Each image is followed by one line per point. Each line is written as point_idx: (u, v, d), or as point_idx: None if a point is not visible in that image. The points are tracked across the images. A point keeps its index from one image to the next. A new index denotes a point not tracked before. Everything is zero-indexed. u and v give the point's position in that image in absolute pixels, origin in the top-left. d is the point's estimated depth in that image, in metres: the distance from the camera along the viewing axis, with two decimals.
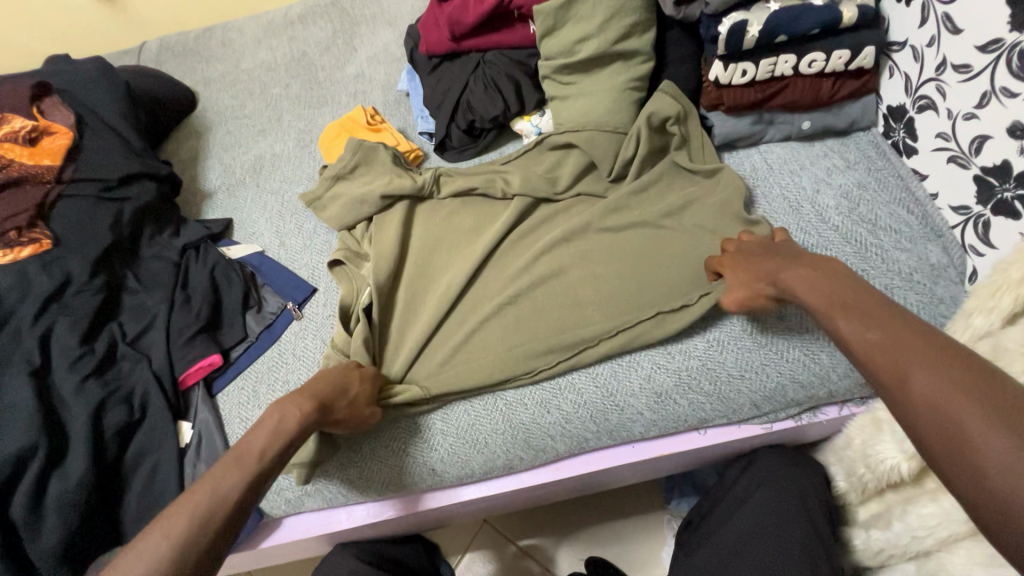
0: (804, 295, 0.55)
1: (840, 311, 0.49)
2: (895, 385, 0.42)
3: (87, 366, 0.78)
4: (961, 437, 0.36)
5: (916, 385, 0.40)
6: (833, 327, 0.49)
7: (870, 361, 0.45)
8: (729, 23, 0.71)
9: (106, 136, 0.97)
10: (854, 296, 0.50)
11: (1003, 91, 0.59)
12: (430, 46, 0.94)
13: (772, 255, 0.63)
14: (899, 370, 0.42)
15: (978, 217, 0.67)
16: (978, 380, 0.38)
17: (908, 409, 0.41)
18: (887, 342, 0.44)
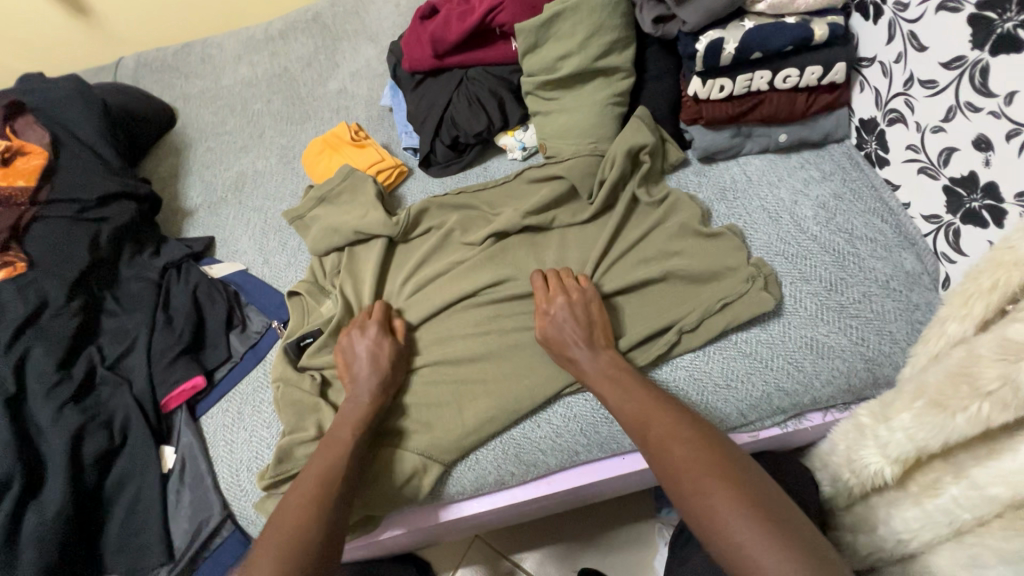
0: (651, 419, 0.59)
1: (677, 447, 0.55)
2: (710, 529, 0.49)
3: (65, 392, 0.76)
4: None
5: (732, 527, 0.48)
6: (673, 461, 0.54)
7: (698, 508, 0.51)
8: (706, 41, 0.73)
9: (83, 155, 0.95)
10: (672, 420, 0.58)
11: (968, 106, 0.62)
12: (413, 62, 0.95)
13: (610, 369, 0.67)
14: (718, 517, 0.49)
15: (948, 226, 0.69)
16: (774, 519, 0.48)
17: (726, 554, 0.48)
18: (710, 493, 0.50)
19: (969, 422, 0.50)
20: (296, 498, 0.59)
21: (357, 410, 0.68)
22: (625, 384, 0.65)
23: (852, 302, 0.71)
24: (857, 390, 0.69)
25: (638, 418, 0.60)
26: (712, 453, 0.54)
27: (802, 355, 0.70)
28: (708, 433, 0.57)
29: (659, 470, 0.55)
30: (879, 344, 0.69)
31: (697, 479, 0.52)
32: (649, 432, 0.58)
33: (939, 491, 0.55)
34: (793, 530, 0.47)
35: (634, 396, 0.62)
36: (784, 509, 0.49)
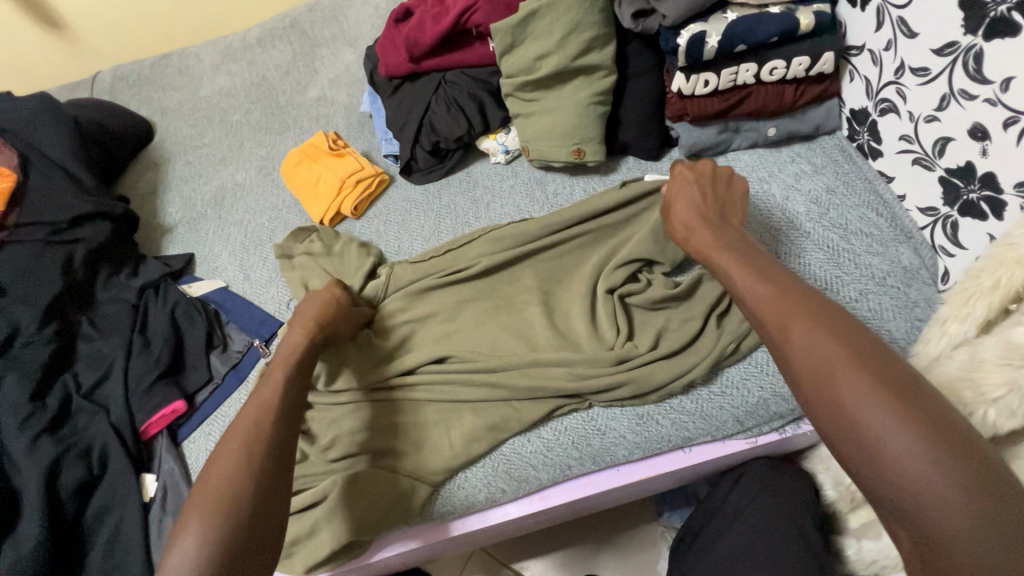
0: (794, 316, 0.48)
1: (824, 347, 0.45)
2: (864, 444, 0.40)
3: (40, 422, 0.74)
4: (940, 515, 0.37)
5: (894, 450, 0.39)
6: (807, 353, 0.46)
7: (837, 414, 0.42)
8: (688, 35, 0.71)
9: (53, 175, 0.93)
10: (824, 316, 0.47)
11: (962, 93, 0.59)
12: (389, 67, 0.92)
13: (738, 251, 0.59)
14: (874, 431, 0.40)
15: (945, 218, 0.66)
16: (953, 455, 0.38)
17: (876, 475, 0.40)
18: (865, 405, 0.41)
19: (973, 429, 0.48)
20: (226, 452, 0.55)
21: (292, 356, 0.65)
22: (758, 269, 0.55)
23: (849, 301, 0.69)
24: None
25: (777, 307, 0.50)
26: (866, 362, 0.43)
27: None
28: (870, 341, 0.45)
29: (795, 370, 0.47)
30: None
31: (846, 388, 0.42)
32: (785, 328, 0.48)
33: None
34: (967, 471, 0.37)
35: (767, 278, 0.54)
36: (976, 449, 0.39)
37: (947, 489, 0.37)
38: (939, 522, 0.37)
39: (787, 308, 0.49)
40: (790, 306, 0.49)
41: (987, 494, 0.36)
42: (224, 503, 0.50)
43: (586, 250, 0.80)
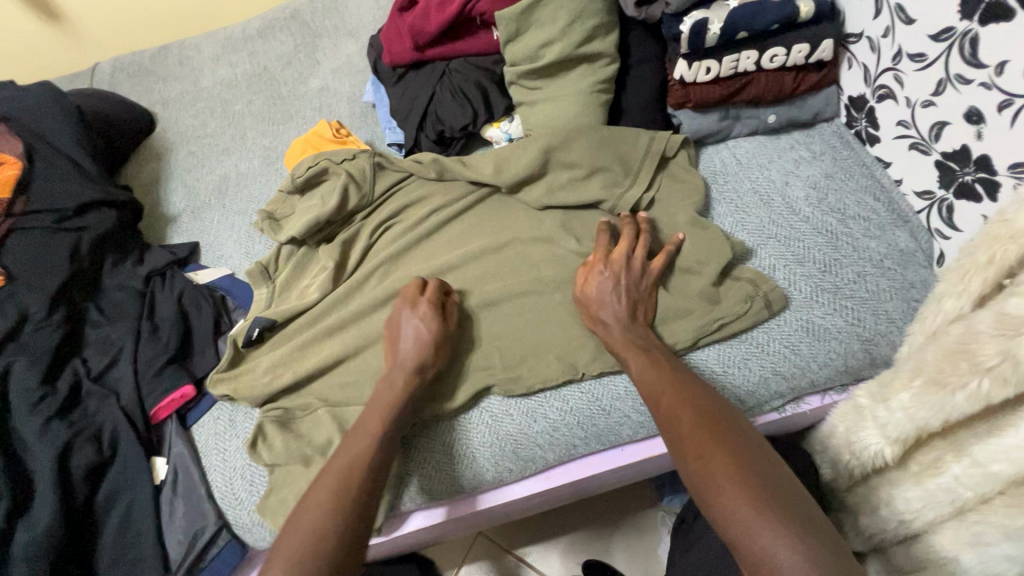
0: (670, 392, 0.59)
1: (688, 420, 0.56)
2: (710, 498, 0.49)
3: (51, 406, 0.74)
4: (763, 546, 0.45)
5: (728, 498, 0.48)
6: (680, 428, 0.55)
7: (702, 472, 0.51)
8: (691, 22, 0.72)
9: (58, 163, 0.93)
10: (689, 392, 0.59)
11: (958, 78, 0.61)
12: (393, 56, 0.93)
13: (636, 335, 0.67)
14: (716, 486, 0.49)
15: (941, 202, 0.68)
16: (770, 498, 0.47)
17: (720, 522, 0.48)
18: (712, 468, 0.51)
19: (969, 399, 0.49)
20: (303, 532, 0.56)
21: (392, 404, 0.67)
22: (647, 352, 0.65)
23: (847, 282, 0.70)
24: (855, 371, 0.68)
25: (656, 385, 0.61)
26: (715, 431, 0.54)
27: (799, 338, 0.69)
28: (722, 414, 0.56)
29: (669, 439, 0.56)
30: (876, 324, 0.68)
31: (700, 452, 0.52)
32: (660, 401, 0.59)
33: (940, 471, 0.55)
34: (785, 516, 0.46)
35: (655, 362, 0.63)
36: (789, 493, 0.49)
37: (764, 527, 0.46)
38: (760, 551, 0.45)
39: (669, 391, 0.59)
40: (674, 391, 0.59)
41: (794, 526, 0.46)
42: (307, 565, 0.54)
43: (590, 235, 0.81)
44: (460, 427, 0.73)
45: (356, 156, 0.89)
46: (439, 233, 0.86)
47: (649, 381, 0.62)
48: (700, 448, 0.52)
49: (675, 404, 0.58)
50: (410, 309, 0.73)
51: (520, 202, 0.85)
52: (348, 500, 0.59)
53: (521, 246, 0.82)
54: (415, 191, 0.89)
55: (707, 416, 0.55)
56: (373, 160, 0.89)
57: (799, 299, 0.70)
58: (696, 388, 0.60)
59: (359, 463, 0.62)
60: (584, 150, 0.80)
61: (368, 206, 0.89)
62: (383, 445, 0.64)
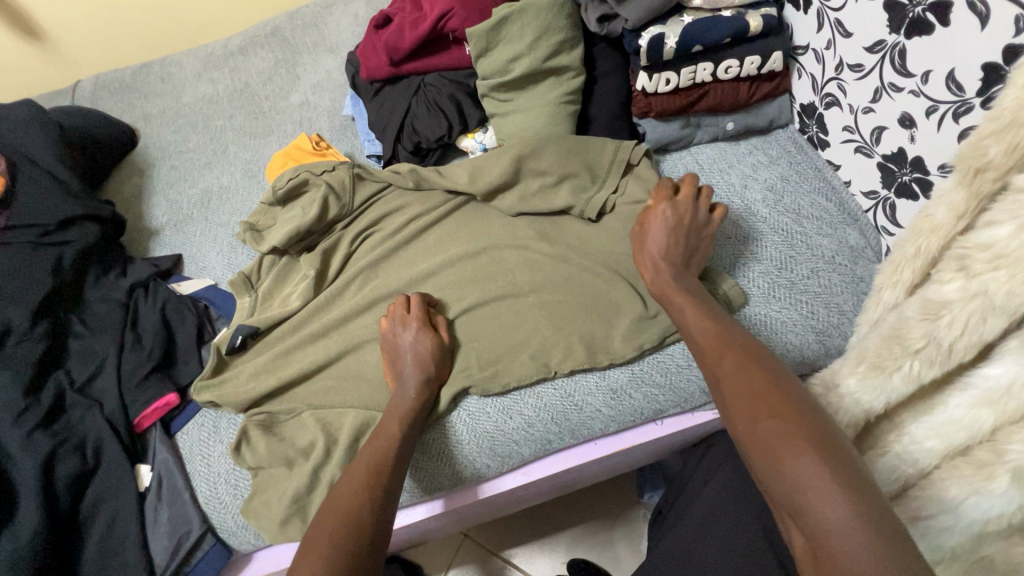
0: (727, 351, 0.57)
1: (748, 377, 0.53)
2: (769, 457, 0.47)
3: (35, 416, 0.76)
4: (822, 513, 0.42)
5: (793, 462, 0.45)
6: (741, 386, 0.53)
7: (757, 434, 0.49)
8: (648, 37, 0.76)
9: (40, 178, 0.95)
10: (754, 356, 0.56)
11: (891, 86, 0.66)
12: (370, 71, 0.97)
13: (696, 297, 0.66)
14: (777, 445, 0.47)
15: (885, 201, 0.73)
16: (841, 465, 0.44)
17: (783, 488, 0.46)
18: (772, 431, 0.48)
19: (904, 381, 0.53)
20: (342, 512, 0.59)
21: (403, 412, 0.70)
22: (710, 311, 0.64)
23: (802, 278, 0.75)
24: (812, 361, 0.73)
25: (715, 348, 0.58)
26: (780, 396, 0.50)
27: (757, 331, 0.73)
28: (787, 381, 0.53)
29: (725, 396, 0.54)
30: (829, 316, 0.72)
31: (768, 412, 0.49)
32: (719, 358, 0.57)
33: (885, 451, 0.59)
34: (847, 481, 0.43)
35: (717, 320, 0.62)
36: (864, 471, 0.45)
37: (837, 497, 0.42)
38: (819, 517, 0.42)
39: (733, 348, 0.57)
40: (736, 349, 0.57)
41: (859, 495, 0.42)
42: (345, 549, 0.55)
43: (561, 240, 0.85)
44: (439, 426, 0.75)
45: (337, 168, 0.91)
46: (417, 240, 0.89)
47: (706, 339, 0.60)
48: (757, 406, 0.50)
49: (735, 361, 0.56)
50: (414, 329, 0.76)
51: (494, 209, 0.88)
52: (378, 488, 0.62)
53: (495, 251, 0.85)
54: (394, 201, 0.92)
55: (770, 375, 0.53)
56: (353, 171, 0.92)
57: (758, 295, 0.74)
58: (761, 348, 0.57)
59: (383, 461, 0.65)
60: (554, 158, 0.84)
61: (347, 215, 0.91)
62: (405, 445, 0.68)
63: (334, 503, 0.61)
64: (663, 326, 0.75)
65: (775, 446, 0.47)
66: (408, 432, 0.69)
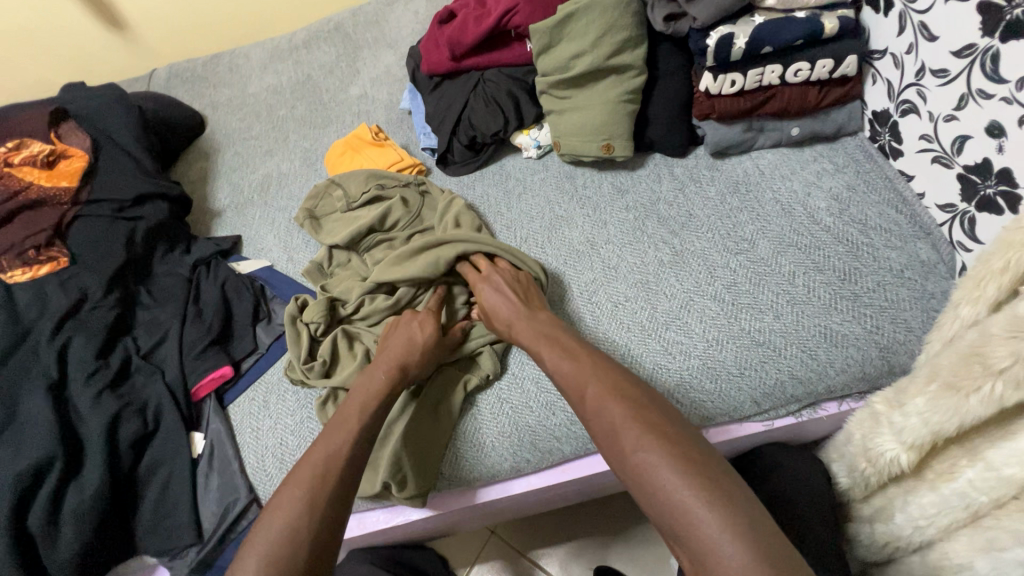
0: (590, 380, 0.59)
1: (613, 409, 0.55)
2: (643, 486, 0.49)
3: (104, 378, 0.80)
4: (706, 539, 0.44)
5: (671, 494, 0.47)
6: (610, 421, 0.54)
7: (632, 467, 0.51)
8: (717, 36, 0.75)
9: (120, 157, 1.01)
10: (608, 378, 0.58)
11: (980, 93, 0.62)
12: (430, 65, 0.99)
13: (542, 333, 0.69)
14: (650, 473, 0.49)
15: (963, 214, 0.69)
16: (706, 479, 0.47)
17: (663, 515, 0.47)
18: (644, 457, 0.50)
19: (982, 402, 0.50)
20: (290, 512, 0.55)
21: (364, 399, 0.68)
22: (560, 345, 0.66)
23: (867, 290, 0.71)
24: (873, 379, 0.69)
25: (576, 382, 0.60)
26: (646, 418, 0.53)
27: (816, 343, 0.70)
28: (649, 397, 0.56)
29: (596, 432, 0.56)
30: (895, 331, 0.69)
31: (634, 441, 0.51)
32: (583, 396, 0.59)
33: (955, 476, 0.56)
34: (715, 500, 0.45)
35: (570, 354, 0.64)
36: (723, 467, 0.49)
37: (708, 521, 0.44)
38: (700, 540, 0.44)
39: (590, 380, 0.59)
40: (597, 381, 0.59)
41: (729, 511, 0.44)
42: (295, 542, 0.53)
43: (622, 244, 0.83)
44: (483, 416, 0.76)
45: (418, 183, 0.95)
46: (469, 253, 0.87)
47: (571, 377, 0.61)
48: (625, 436, 0.52)
49: (595, 394, 0.57)
50: (410, 314, 0.79)
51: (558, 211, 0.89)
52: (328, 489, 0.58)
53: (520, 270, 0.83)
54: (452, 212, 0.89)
55: (630, 400, 0.55)
56: (420, 191, 0.94)
57: (811, 305, 0.72)
58: (622, 375, 0.60)
59: (335, 458, 0.61)
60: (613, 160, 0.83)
61: (424, 225, 0.91)
62: (359, 438, 0.64)
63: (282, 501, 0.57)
64: (715, 331, 0.73)
65: (647, 475, 0.49)
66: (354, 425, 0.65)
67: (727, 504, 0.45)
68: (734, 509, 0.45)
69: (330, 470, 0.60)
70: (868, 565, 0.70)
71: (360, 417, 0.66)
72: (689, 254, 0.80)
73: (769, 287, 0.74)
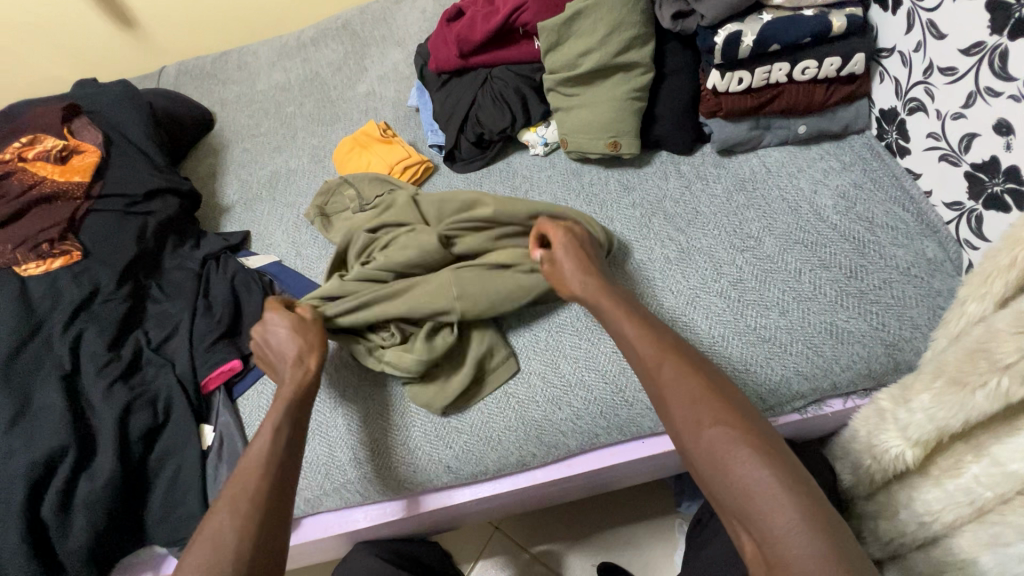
0: (667, 356, 0.59)
1: (693, 388, 0.55)
2: (720, 467, 0.50)
3: (115, 370, 0.81)
4: (780, 526, 0.45)
5: (756, 477, 0.48)
6: (689, 398, 0.55)
7: (711, 447, 0.51)
8: (725, 34, 0.75)
9: (131, 153, 1.02)
10: (688, 357, 0.58)
11: (987, 91, 0.62)
12: (438, 62, 0.99)
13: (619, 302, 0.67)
14: (732, 456, 0.49)
15: (970, 212, 0.69)
16: (786, 471, 0.48)
17: (735, 498, 0.48)
18: (728, 440, 0.50)
19: (988, 398, 0.51)
20: (220, 518, 0.56)
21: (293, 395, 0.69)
22: (636, 317, 0.64)
23: (873, 288, 0.72)
24: (877, 375, 0.70)
25: (657, 351, 0.60)
26: (731, 405, 0.53)
27: (822, 339, 0.70)
28: (726, 383, 0.56)
29: (670, 405, 0.56)
30: (900, 329, 0.69)
31: (717, 424, 0.52)
32: (661, 368, 0.58)
33: (960, 472, 0.56)
34: (794, 491, 0.47)
35: (648, 326, 0.63)
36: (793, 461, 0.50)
37: (786, 509, 0.46)
38: (774, 526, 0.45)
39: (670, 356, 0.59)
40: (675, 358, 0.59)
41: (805, 504, 0.46)
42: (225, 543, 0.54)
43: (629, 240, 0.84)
44: (489, 410, 0.76)
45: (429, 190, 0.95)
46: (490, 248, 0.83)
47: (648, 348, 0.60)
48: (705, 417, 0.53)
49: (674, 370, 0.57)
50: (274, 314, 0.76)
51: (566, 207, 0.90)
52: (255, 490, 0.59)
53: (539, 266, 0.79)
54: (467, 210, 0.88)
55: (709, 383, 0.56)
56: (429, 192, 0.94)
57: (816, 304, 0.72)
58: (698, 358, 0.60)
59: (261, 457, 0.62)
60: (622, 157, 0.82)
61: None
62: (283, 431, 0.65)
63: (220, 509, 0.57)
64: (718, 328, 0.73)
65: (727, 458, 0.50)
66: (284, 424, 0.65)
67: (805, 497, 0.46)
68: (808, 502, 0.46)
69: (263, 469, 0.61)
70: (872, 562, 0.70)
71: (286, 413, 0.67)
72: (695, 251, 0.80)
73: (775, 284, 0.75)
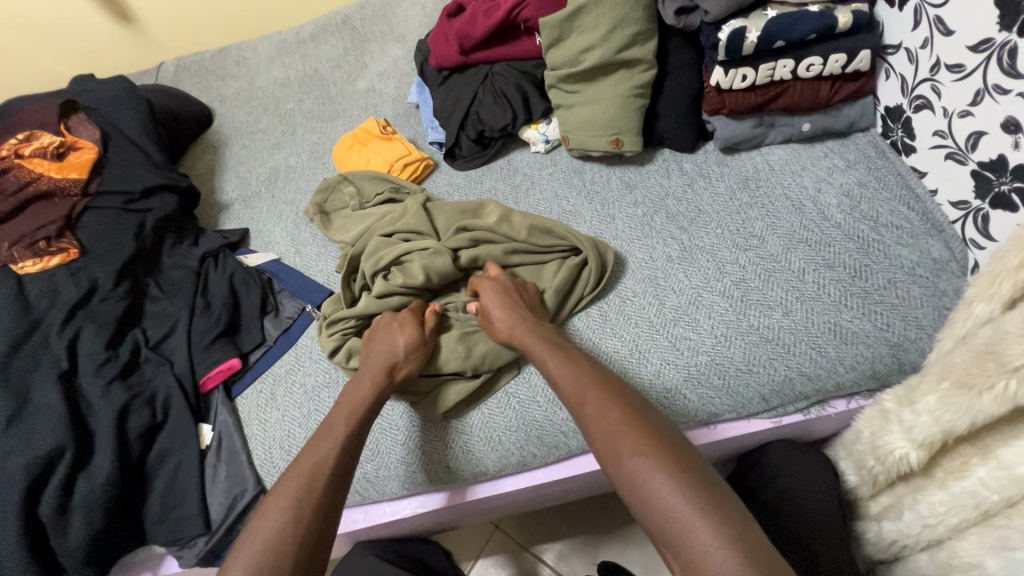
0: (586, 387, 0.59)
1: (609, 416, 0.56)
2: (637, 492, 0.50)
3: (113, 369, 0.81)
4: (697, 546, 0.45)
5: (666, 500, 0.48)
6: (606, 426, 0.55)
7: (629, 474, 0.51)
8: (729, 30, 0.74)
9: (129, 150, 1.02)
10: (607, 386, 0.59)
11: (996, 88, 0.62)
12: (439, 59, 0.99)
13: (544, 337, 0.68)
14: (645, 480, 0.50)
15: (977, 211, 0.68)
16: (701, 491, 0.48)
17: (657, 521, 0.48)
18: (642, 465, 0.51)
19: (996, 400, 0.50)
20: (274, 522, 0.55)
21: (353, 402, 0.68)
22: (561, 350, 0.66)
23: (878, 287, 0.71)
24: (882, 376, 0.69)
25: (575, 384, 0.60)
26: (645, 428, 0.54)
27: (826, 340, 0.69)
28: (645, 408, 0.57)
29: (591, 436, 0.56)
30: (905, 329, 0.68)
31: (631, 450, 0.52)
32: (582, 400, 0.59)
33: (966, 474, 0.55)
34: (711, 508, 0.46)
35: (570, 359, 0.64)
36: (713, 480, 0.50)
37: (701, 529, 0.45)
38: (693, 548, 0.45)
39: (589, 387, 0.59)
40: (594, 387, 0.59)
41: (722, 521, 0.46)
42: (284, 546, 0.54)
43: (632, 239, 0.83)
44: (490, 410, 0.76)
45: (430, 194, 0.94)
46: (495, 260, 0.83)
47: (573, 382, 0.61)
48: (623, 444, 0.53)
49: (594, 401, 0.58)
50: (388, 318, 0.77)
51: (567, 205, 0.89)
52: (316, 493, 0.58)
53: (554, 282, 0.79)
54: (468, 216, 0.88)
55: (627, 409, 0.56)
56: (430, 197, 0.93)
57: (815, 306, 0.71)
58: (619, 385, 0.60)
59: (324, 463, 0.61)
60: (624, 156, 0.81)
61: None
62: (350, 442, 0.64)
63: (268, 511, 0.57)
64: (723, 328, 0.72)
65: (643, 483, 0.50)
66: (352, 433, 0.65)
67: (719, 513, 0.46)
68: (725, 518, 0.46)
69: (323, 474, 0.60)
70: (875, 564, 0.70)
71: (347, 424, 0.66)
72: (697, 250, 0.79)
73: (777, 284, 0.74)
